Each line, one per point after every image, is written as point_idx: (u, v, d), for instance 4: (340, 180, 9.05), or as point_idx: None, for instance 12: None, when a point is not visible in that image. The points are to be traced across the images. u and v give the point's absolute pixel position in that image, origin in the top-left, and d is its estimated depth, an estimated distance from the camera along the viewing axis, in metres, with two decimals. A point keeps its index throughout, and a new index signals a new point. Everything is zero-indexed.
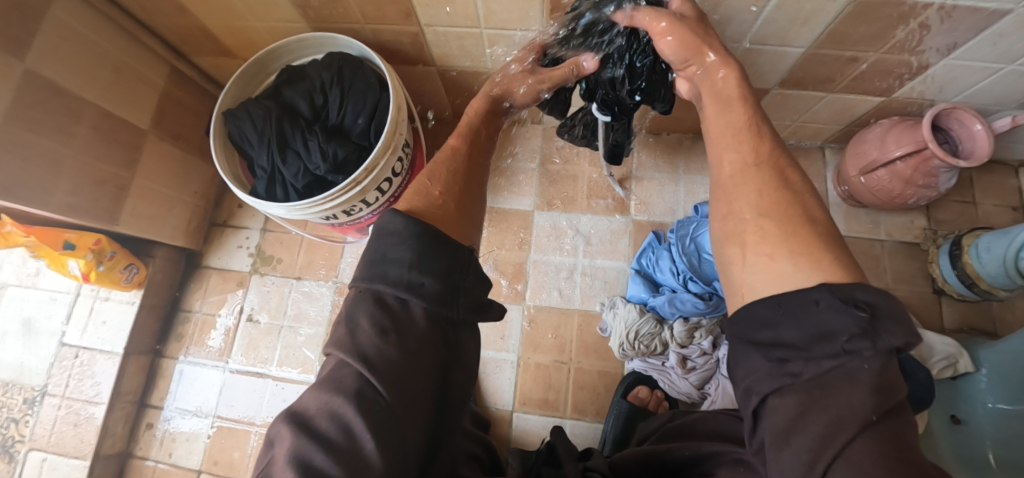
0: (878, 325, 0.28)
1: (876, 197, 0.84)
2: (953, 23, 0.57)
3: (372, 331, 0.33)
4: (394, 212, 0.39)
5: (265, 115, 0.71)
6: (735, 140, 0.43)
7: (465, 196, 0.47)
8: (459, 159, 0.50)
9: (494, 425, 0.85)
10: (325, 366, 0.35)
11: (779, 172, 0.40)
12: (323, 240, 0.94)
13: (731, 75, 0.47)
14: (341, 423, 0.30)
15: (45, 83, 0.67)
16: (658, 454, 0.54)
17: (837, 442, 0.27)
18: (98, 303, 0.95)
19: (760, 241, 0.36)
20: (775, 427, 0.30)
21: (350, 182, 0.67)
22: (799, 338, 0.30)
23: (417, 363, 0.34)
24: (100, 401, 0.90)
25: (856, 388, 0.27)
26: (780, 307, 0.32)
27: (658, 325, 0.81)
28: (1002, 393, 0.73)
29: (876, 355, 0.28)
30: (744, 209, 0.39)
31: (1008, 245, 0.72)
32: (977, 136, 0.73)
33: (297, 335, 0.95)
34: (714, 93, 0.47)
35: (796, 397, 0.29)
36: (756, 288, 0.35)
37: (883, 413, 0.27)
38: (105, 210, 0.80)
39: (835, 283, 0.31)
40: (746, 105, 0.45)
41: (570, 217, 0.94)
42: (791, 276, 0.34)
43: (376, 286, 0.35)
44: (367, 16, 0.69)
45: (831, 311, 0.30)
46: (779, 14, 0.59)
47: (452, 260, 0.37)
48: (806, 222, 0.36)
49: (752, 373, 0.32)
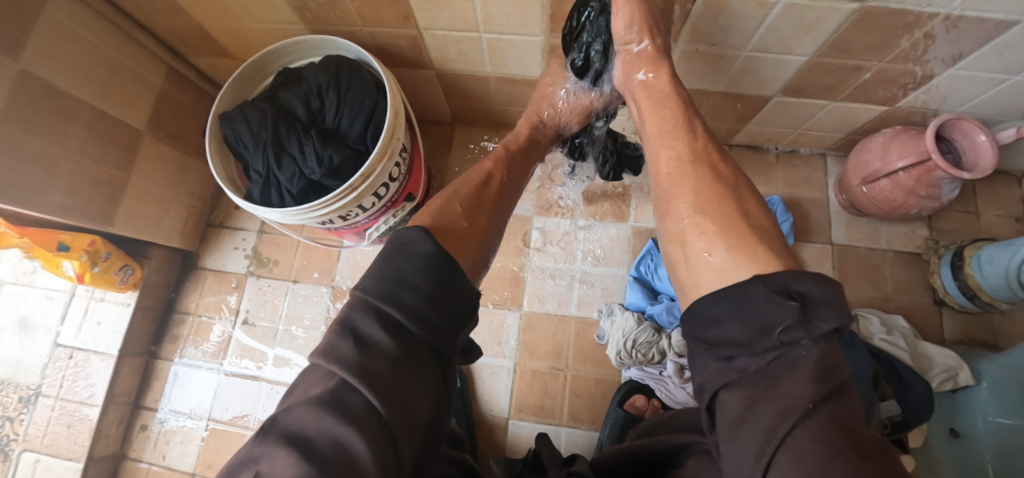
0: (811, 312, 0.29)
1: (877, 206, 0.83)
2: (959, 34, 0.56)
3: (384, 357, 0.32)
4: (422, 235, 0.40)
5: (261, 118, 0.70)
6: (671, 136, 0.48)
7: (488, 230, 0.48)
8: (490, 190, 0.52)
9: (489, 432, 0.84)
10: (319, 383, 0.33)
11: (712, 167, 0.44)
12: (318, 243, 0.91)
13: (663, 76, 0.52)
14: (342, 452, 0.29)
15: (39, 83, 0.66)
16: (635, 450, 0.54)
17: (781, 432, 0.26)
18: (94, 303, 0.94)
19: (699, 235, 0.39)
20: (726, 421, 0.30)
21: (347, 187, 0.66)
22: (742, 334, 0.30)
23: (419, 394, 0.34)
24: (95, 403, 0.89)
25: (798, 378, 0.27)
26: (723, 303, 0.33)
27: (656, 333, 0.80)
28: (1002, 407, 0.72)
29: (813, 343, 0.28)
30: (683, 210, 0.42)
31: (1011, 259, 0.71)
32: (981, 148, 0.72)
33: (293, 338, 0.95)
34: (647, 87, 0.52)
35: (742, 391, 0.29)
36: (700, 287, 0.37)
37: (824, 400, 0.27)
38: (100, 211, 0.80)
39: (768, 275, 0.32)
40: (678, 102, 0.50)
41: (569, 224, 0.93)
42: (732, 269, 0.35)
43: (387, 309, 0.35)
44: (364, 18, 0.69)
45: (769, 304, 0.30)
46: (782, 22, 0.58)
47: (462, 296, 0.38)
48: (740, 215, 0.39)
49: (704, 371, 0.33)
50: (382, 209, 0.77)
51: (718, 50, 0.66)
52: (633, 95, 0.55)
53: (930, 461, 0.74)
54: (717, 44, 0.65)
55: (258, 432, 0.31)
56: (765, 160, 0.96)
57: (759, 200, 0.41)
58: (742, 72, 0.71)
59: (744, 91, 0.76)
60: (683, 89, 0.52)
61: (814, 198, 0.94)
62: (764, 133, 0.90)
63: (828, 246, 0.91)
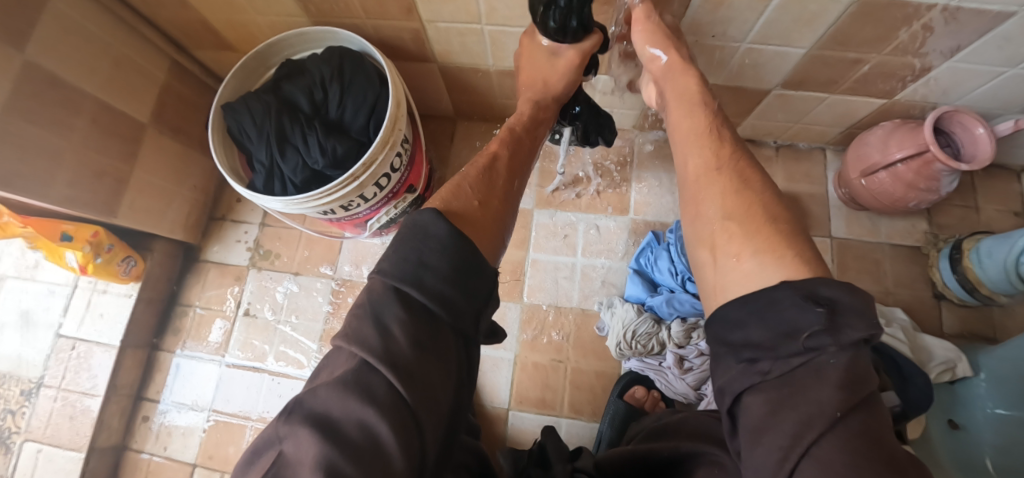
0: (841, 319, 0.28)
1: (877, 199, 0.83)
2: (957, 26, 0.57)
3: (406, 340, 0.33)
4: (437, 217, 0.39)
5: (265, 109, 0.70)
6: (698, 144, 0.47)
7: (503, 214, 0.48)
8: (500, 172, 0.51)
9: (490, 424, 0.84)
10: (343, 364, 0.33)
11: (740, 173, 0.42)
12: (320, 235, 0.90)
13: (689, 81, 0.52)
14: (367, 433, 0.30)
15: (44, 74, 0.67)
16: (642, 455, 0.53)
17: (806, 439, 0.26)
18: (96, 295, 0.95)
19: (728, 241, 0.38)
20: (748, 426, 0.29)
21: (349, 176, 0.66)
22: (765, 337, 0.30)
23: (440, 377, 0.34)
24: (97, 394, 0.90)
25: (824, 385, 0.27)
26: (750, 306, 0.32)
27: (656, 325, 0.81)
28: (1001, 398, 0.72)
29: (841, 350, 0.27)
30: (712, 215, 0.41)
31: (1009, 251, 0.71)
32: (979, 141, 0.72)
33: (294, 331, 0.95)
34: (679, 97, 0.52)
35: (766, 395, 0.29)
36: (727, 289, 0.36)
37: (850, 410, 0.26)
38: (103, 203, 0.80)
39: (795, 280, 0.31)
40: (707, 109, 0.50)
41: (570, 217, 0.93)
42: (759, 272, 0.34)
43: (407, 289, 0.35)
44: (368, 11, 0.69)
45: (796, 309, 0.29)
46: (782, 14, 0.58)
47: (482, 279, 0.38)
48: (769, 221, 0.37)
49: (726, 374, 0.32)
50: (385, 199, 0.78)
51: (718, 42, 0.66)
52: (666, 104, 0.54)
53: (930, 451, 0.73)
54: (717, 36, 0.65)
55: (284, 410, 0.32)
56: (765, 154, 0.96)
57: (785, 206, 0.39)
58: (742, 65, 0.71)
59: (744, 84, 0.76)
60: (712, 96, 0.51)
61: (814, 192, 0.94)
62: (765, 127, 0.91)
63: (828, 240, 0.92)
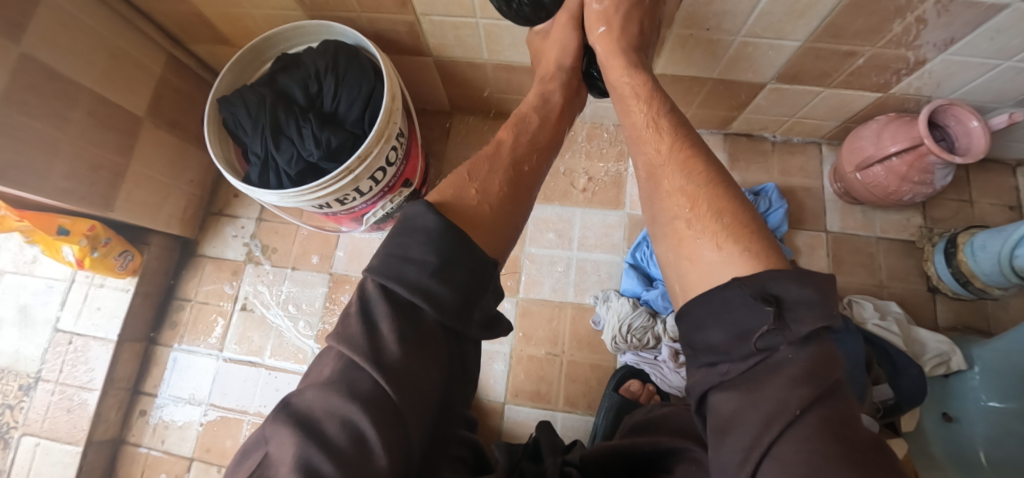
0: (789, 315, 0.28)
1: (871, 193, 0.84)
2: (950, 18, 0.57)
3: (391, 336, 0.33)
4: (426, 208, 0.39)
5: (260, 101, 0.71)
6: (642, 140, 0.46)
7: (508, 203, 0.46)
8: (502, 158, 0.50)
9: (485, 417, 0.85)
10: (329, 363, 0.34)
11: (682, 164, 0.41)
12: (316, 229, 0.90)
13: (623, 73, 0.54)
14: (349, 430, 0.30)
15: (41, 67, 0.67)
16: (624, 449, 0.52)
17: (765, 440, 0.26)
18: (93, 289, 0.95)
19: (679, 243, 0.37)
20: (714, 426, 0.29)
21: (344, 169, 0.66)
22: (722, 339, 0.30)
23: (427, 372, 0.34)
24: (94, 387, 0.90)
25: (782, 383, 0.27)
26: (704, 306, 0.32)
27: (651, 318, 0.81)
28: (994, 390, 0.72)
29: (793, 347, 0.28)
30: (666, 215, 0.40)
31: (1004, 243, 0.72)
32: (973, 133, 0.73)
33: (290, 325, 0.96)
34: (614, 91, 0.54)
35: (728, 396, 0.29)
36: (686, 294, 0.36)
37: (811, 404, 0.26)
38: (101, 196, 0.80)
39: (745, 277, 0.31)
40: (641, 101, 0.50)
41: (566, 211, 0.93)
42: (712, 271, 0.34)
43: (392, 285, 0.35)
44: (362, 5, 0.69)
45: (746, 309, 0.29)
46: (774, 6, 0.58)
47: (476, 271, 0.37)
48: (715, 215, 0.36)
49: (692, 377, 0.33)
50: (380, 193, 0.78)
51: (712, 35, 0.66)
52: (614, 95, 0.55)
53: (921, 442, 0.76)
54: (711, 29, 0.65)
55: (271, 411, 0.33)
56: (761, 148, 0.96)
57: (736, 193, 0.38)
58: (737, 58, 0.71)
59: (740, 78, 0.77)
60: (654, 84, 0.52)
61: (808, 186, 0.94)
62: (760, 121, 0.91)
63: (823, 234, 0.92)
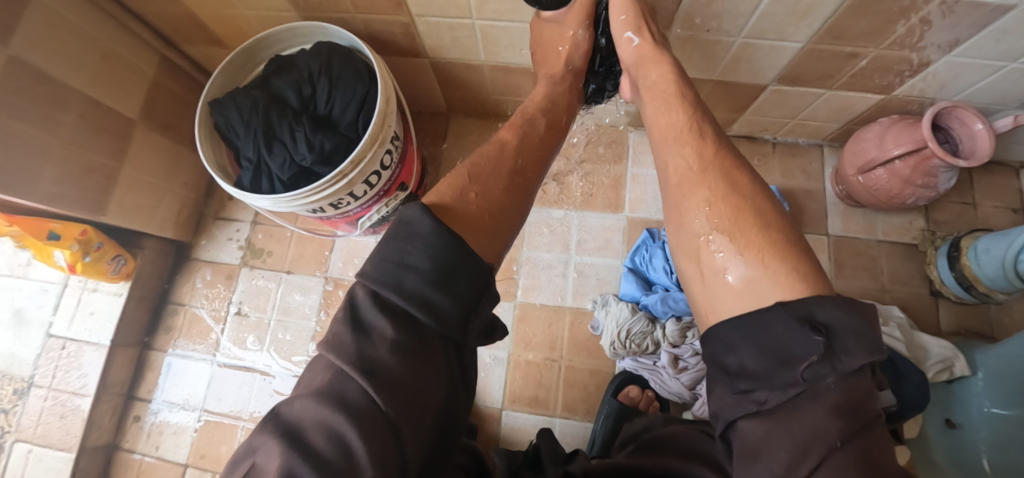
0: (836, 345, 0.27)
1: (873, 196, 0.82)
2: (955, 19, 0.56)
3: (384, 346, 0.32)
4: (423, 211, 0.38)
5: (252, 104, 0.70)
6: (679, 143, 0.45)
7: (508, 208, 0.46)
8: (506, 161, 0.49)
9: (483, 424, 0.83)
10: (321, 372, 0.33)
11: (727, 175, 0.40)
12: (311, 233, 0.88)
13: (664, 74, 0.52)
14: (337, 443, 0.29)
15: (30, 70, 0.65)
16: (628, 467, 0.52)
17: (801, 470, 0.26)
18: (86, 293, 0.94)
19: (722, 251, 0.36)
20: (744, 450, 0.29)
21: (337, 173, 0.65)
22: (761, 365, 0.29)
23: (422, 383, 0.33)
24: (86, 393, 0.89)
25: (824, 413, 0.26)
26: (742, 328, 0.31)
27: (650, 323, 0.80)
28: (998, 397, 0.71)
29: (838, 379, 0.27)
30: (698, 224, 0.39)
31: (1008, 248, 0.70)
32: (977, 136, 0.72)
33: (286, 329, 0.95)
34: (651, 88, 0.52)
35: (763, 422, 0.28)
36: (718, 309, 0.35)
37: (850, 436, 0.26)
38: (92, 200, 0.79)
39: (790, 301, 0.30)
40: (684, 104, 0.48)
41: (564, 214, 0.92)
42: (749, 292, 0.33)
43: (386, 292, 0.34)
44: (357, 5, 0.68)
45: (791, 335, 0.28)
46: (776, 7, 0.57)
47: (474, 278, 0.36)
48: (760, 229, 0.35)
49: (718, 398, 0.32)
50: (375, 197, 0.77)
51: (713, 36, 0.65)
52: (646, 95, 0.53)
53: (924, 449, 0.75)
54: (711, 30, 0.64)
55: (260, 421, 0.32)
56: (761, 150, 0.95)
57: (777, 208, 0.37)
58: (737, 59, 0.70)
59: (741, 79, 0.75)
60: (689, 89, 0.50)
61: (809, 189, 0.93)
62: (760, 123, 0.90)
63: (825, 238, 0.91)
